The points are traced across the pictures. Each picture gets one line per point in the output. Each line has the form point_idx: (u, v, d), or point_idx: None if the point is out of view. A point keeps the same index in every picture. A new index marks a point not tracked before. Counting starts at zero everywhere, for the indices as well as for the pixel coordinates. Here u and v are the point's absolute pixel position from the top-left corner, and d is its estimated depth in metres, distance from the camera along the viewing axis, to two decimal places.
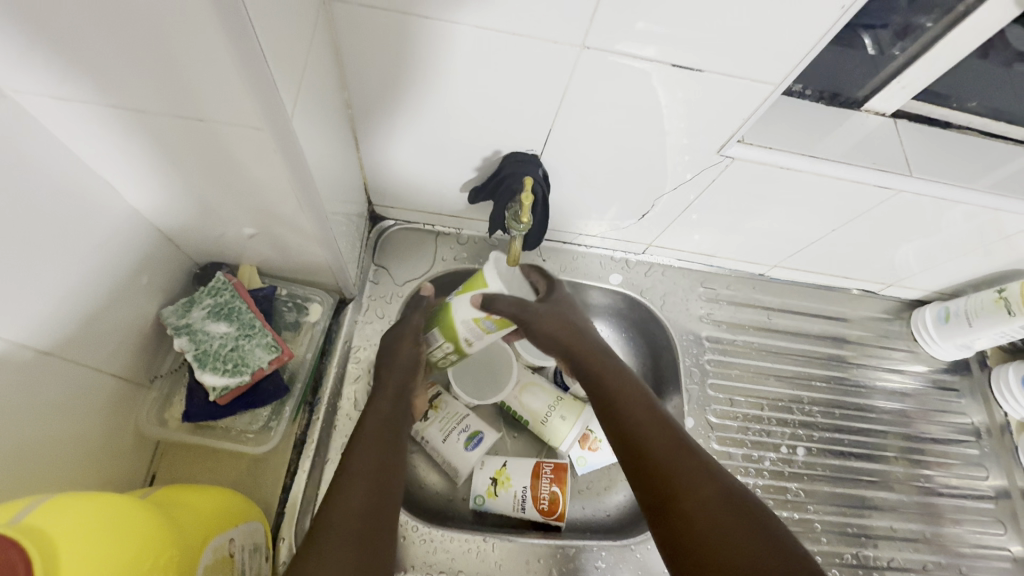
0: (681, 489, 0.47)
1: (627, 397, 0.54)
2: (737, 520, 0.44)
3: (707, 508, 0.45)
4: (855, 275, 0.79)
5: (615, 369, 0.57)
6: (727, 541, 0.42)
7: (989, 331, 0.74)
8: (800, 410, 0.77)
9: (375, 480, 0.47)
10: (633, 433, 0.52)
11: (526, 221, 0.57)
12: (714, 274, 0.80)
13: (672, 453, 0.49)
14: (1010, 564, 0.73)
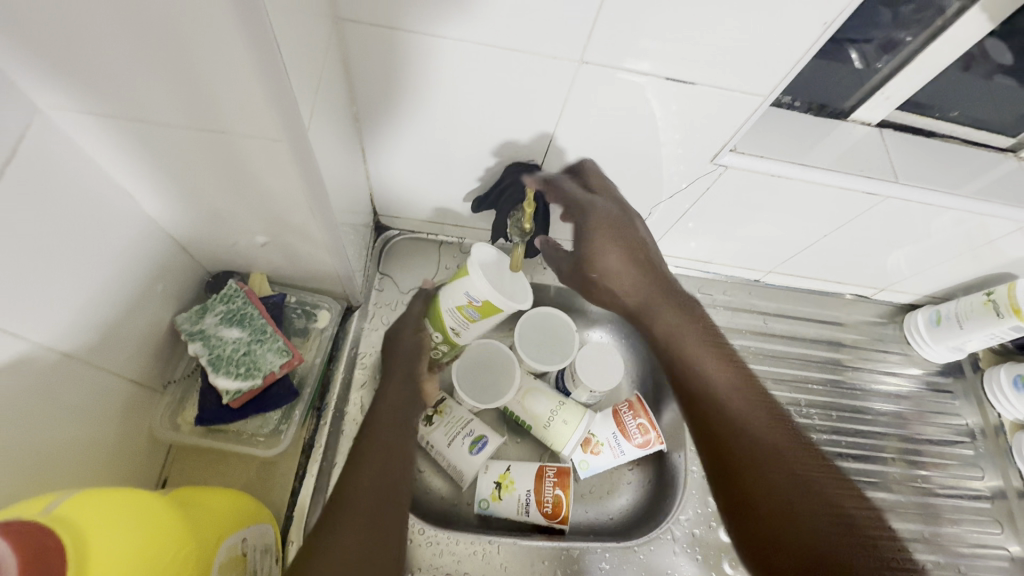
0: (748, 453, 0.51)
1: (697, 356, 0.59)
2: (830, 488, 0.50)
3: (790, 480, 0.49)
4: (848, 280, 0.81)
5: (696, 347, 0.60)
6: (827, 496, 0.49)
7: (979, 333, 0.75)
8: (798, 412, 0.78)
9: (382, 480, 0.51)
10: (736, 410, 0.55)
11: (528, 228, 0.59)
12: (711, 280, 0.82)
13: (749, 429, 0.53)
14: (1009, 564, 0.73)
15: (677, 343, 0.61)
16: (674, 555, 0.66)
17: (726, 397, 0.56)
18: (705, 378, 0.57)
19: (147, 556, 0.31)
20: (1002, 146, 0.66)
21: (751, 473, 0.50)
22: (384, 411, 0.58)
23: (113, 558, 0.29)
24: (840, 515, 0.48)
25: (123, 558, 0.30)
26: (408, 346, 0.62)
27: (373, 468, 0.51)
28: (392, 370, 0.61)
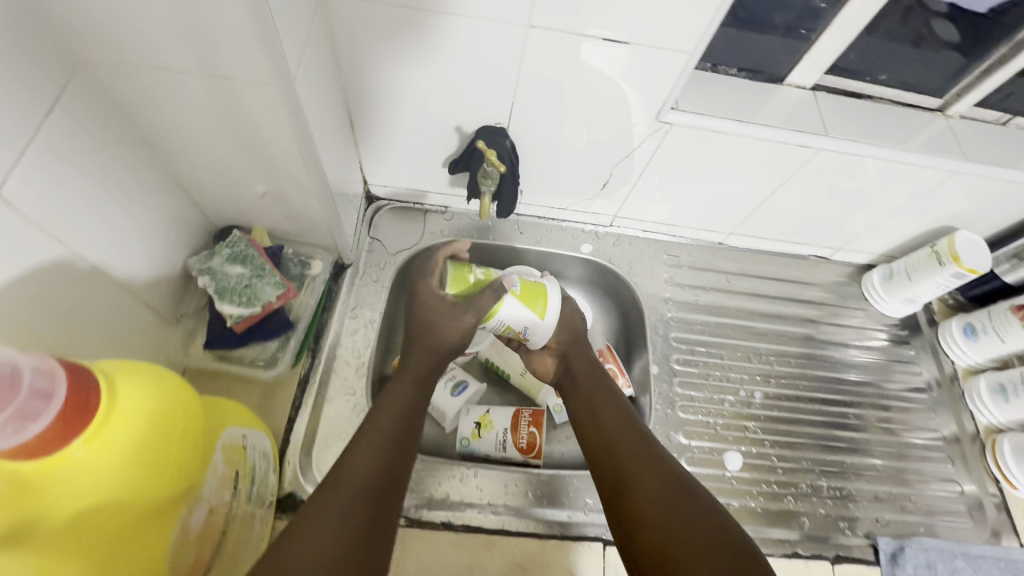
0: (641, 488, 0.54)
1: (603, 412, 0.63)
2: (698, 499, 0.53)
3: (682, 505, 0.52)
4: (805, 240, 0.87)
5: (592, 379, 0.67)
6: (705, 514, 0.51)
7: (928, 283, 0.81)
8: (758, 358, 0.83)
9: (377, 476, 0.50)
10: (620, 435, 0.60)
11: (500, 167, 0.66)
12: (677, 243, 0.89)
13: (648, 463, 0.56)
14: (959, 496, 0.76)
15: (591, 397, 0.65)
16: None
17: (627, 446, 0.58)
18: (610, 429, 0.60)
19: (172, 402, 0.39)
20: (931, 106, 0.73)
21: (644, 505, 0.53)
22: (395, 398, 0.57)
23: (139, 391, 0.36)
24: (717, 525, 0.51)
25: (150, 395, 0.37)
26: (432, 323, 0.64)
27: (373, 454, 0.51)
28: (412, 351, 0.63)
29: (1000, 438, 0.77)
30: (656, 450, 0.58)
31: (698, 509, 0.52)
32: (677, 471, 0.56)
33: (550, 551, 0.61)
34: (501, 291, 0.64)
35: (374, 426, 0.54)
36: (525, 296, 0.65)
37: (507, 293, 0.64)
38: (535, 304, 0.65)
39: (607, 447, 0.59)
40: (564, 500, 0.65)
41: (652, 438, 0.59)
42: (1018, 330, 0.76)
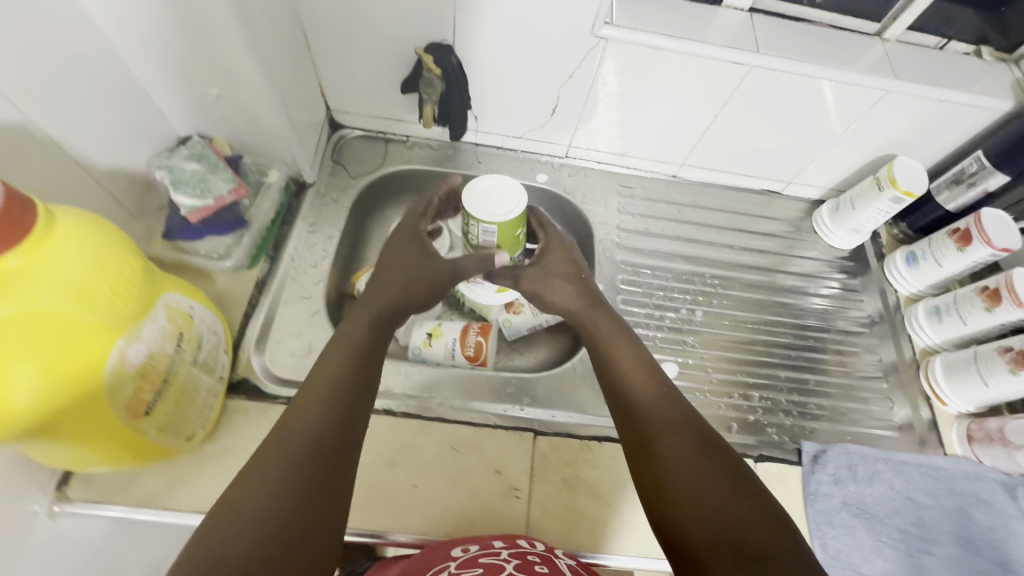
0: (662, 452, 0.51)
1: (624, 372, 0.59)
2: (716, 457, 0.49)
3: (705, 467, 0.48)
4: (755, 172, 0.90)
5: (612, 336, 0.64)
6: (724, 473, 0.48)
7: (869, 210, 0.83)
8: (702, 282, 0.87)
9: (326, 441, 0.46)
10: (641, 396, 0.56)
11: (436, 70, 0.72)
12: (631, 175, 0.92)
13: (668, 424, 0.53)
14: (888, 410, 0.80)
15: (614, 356, 0.62)
16: (572, 385, 0.72)
17: (645, 404, 0.55)
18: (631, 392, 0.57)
19: (110, 243, 0.44)
20: (870, 30, 0.75)
21: (664, 470, 0.50)
22: (334, 362, 0.53)
23: (73, 224, 0.42)
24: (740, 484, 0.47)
25: (85, 230, 0.42)
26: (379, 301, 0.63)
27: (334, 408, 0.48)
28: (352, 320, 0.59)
29: (934, 358, 0.80)
30: (682, 410, 0.54)
31: (725, 474, 0.48)
32: (705, 432, 0.52)
33: (482, 437, 0.66)
34: (485, 265, 0.70)
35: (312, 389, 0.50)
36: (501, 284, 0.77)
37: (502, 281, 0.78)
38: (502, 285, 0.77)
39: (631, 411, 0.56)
40: (501, 396, 0.70)
41: (677, 400, 0.55)
42: (954, 254, 0.79)
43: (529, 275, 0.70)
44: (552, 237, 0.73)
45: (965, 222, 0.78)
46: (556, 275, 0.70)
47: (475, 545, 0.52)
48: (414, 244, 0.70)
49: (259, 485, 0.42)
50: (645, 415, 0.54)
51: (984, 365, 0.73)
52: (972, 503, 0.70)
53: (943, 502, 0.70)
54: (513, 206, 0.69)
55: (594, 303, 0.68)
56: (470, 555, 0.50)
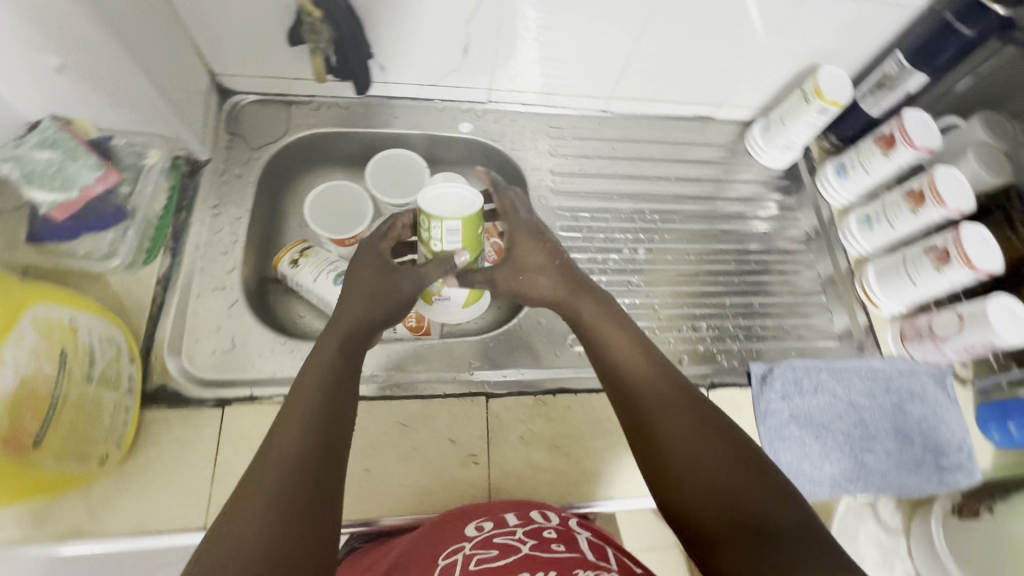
0: (667, 442, 0.49)
1: (616, 361, 0.54)
2: (720, 439, 0.48)
3: (716, 461, 0.47)
4: (684, 98, 0.87)
5: (595, 317, 0.57)
6: (730, 457, 0.47)
7: (798, 125, 0.83)
8: (643, 219, 0.85)
9: (319, 436, 0.44)
10: (635, 385, 0.52)
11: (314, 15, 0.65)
12: (560, 115, 0.87)
13: (673, 413, 0.50)
14: (826, 321, 0.82)
15: (605, 341, 0.56)
16: (520, 340, 0.71)
17: (642, 393, 0.52)
18: (629, 376, 0.53)
19: None
20: None
21: (675, 463, 0.48)
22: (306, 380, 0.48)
23: None
24: (744, 465, 0.46)
25: None
26: (345, 321, 0.53)
27: (303, 423, 0.44)
28: (332, 329, 0.52)
29: (867, 266, 0.82)
30: (683, 394, 0.51)
31: (731, 457, 0.47)
32: (707, 412, 0.50)
33: (430, 407, 0.63)
34: (447, 270, 0.57)
35: (299, 399, 0.46)
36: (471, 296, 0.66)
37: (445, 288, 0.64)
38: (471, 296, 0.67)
39: (630, 404, 0.52)
40: (451, 363, 0.68)
41: (676, 382, 0.52)
42: (880, 160, 0.79)
43: (498, 272, 0.60)
44: (511, 220, 0.61)
45: (890, 127, 0.78)
46: (530, 267, 0.59)
47: (490, 522, 0.50)
48: (376, 263, 0.57)
49: (241, 514, 0.39)
50: (643, 406, 0.51)
51: (911, 267, 0.75)
52: (906, 398, 0.74)
53: (880, 400, 0.74)
54: (471, 202, 0.56)
55: (576, 288, 0.59)
56: (486, 534, 0.48)
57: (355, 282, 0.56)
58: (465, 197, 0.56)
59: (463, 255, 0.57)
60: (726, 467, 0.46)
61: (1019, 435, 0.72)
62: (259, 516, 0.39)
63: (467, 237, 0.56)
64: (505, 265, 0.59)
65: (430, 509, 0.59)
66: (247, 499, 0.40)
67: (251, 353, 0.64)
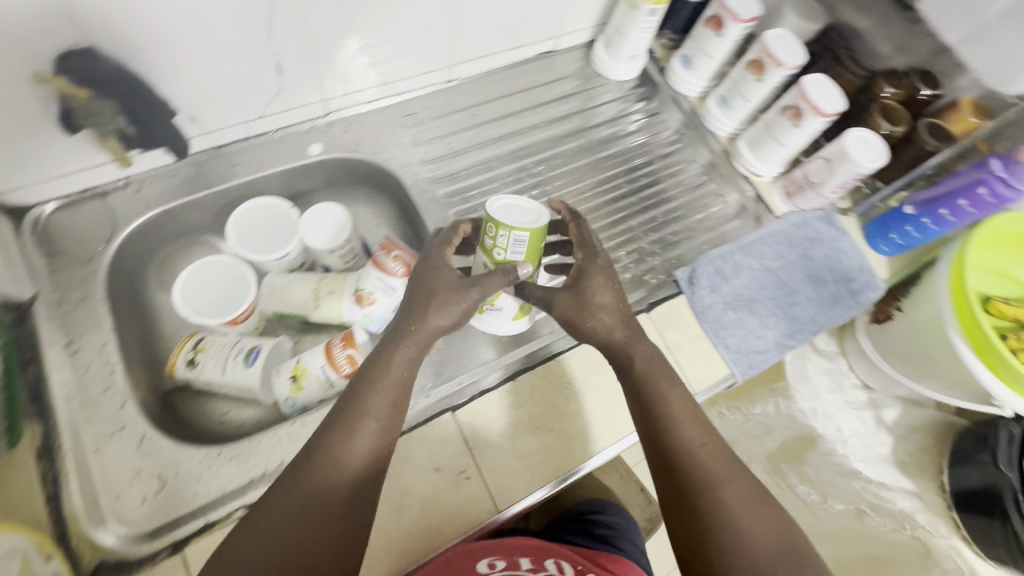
0: (705, 502, 0.53)
1: (674, 415, 0.57)
2: (757, 512, 0.53)
3: (753, 537, 0.52)
4: (521, 42, 0.85)
5: (653, 371, 0.60)
6: (761, 530, 0.52)
7: (635, 32, 0.83)
8: (528, 175, 0.85)
9: (358, 468, 0.51)
10: (688, 442, 0.56)
11: (81, 93, 0.55)
12: (408, 101, 0.82)
13: (717, 478, 0.54)
14: (720, 205, 0.87)
15: (659, 395, 0.59)
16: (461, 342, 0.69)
17: (693, 449, 0.56)
18: (684, 445, 0.56)
19: None
20: None
21: (710, 524, 0.52)
22: (364, 416, 0.53)
23: None
24: (776, 544, 0.52)
25: None
26: (398, 367, 0.56)
27: (350, 453, 0.51)
28: (404, 336, 0.57)
29: (738, 142, 0.87)
30: (728, 461, 0.56)
31: (766, 533, 0.52)
32: (749, 484, 0.55)
33: (403, 446, 0.60)
34: (508, 279, 0.59)
35: (360, 412, 0.53)
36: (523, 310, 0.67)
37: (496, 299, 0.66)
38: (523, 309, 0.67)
39: (677, 457, 0.55)
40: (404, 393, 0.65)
41: (726, 451, 0.56)
42: (715, 41, 0.82)
43: (562, 302, 0.62)
44: (590, 255, 0.64)
45: (714, 8, 0.80)
46: (595, 303, 0.61)
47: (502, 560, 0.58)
48: (447, 272, 0.60)
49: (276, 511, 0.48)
50: (695, 460, 0.55)
51: (774, 131, 0.79)
52: (808, 246, 0.82)
53: (790, 257, 0.81)
54: (538, 216, 0.60)
55: (633, 333, 0.61)
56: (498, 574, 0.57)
57: (423, 284, 0.60)
58: (529, 207, 0.61)
59: (525, 267, 0.60)
60: (759, 543, 0.51)
61: (902, 240, 0.80)
62: (298, 504, 0.49)
63: (531, 246, 0.60)
64: (571, 297, 0.61)
65: (445, 542, 0.57)
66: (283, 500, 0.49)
67: (187, 481, 0.56)
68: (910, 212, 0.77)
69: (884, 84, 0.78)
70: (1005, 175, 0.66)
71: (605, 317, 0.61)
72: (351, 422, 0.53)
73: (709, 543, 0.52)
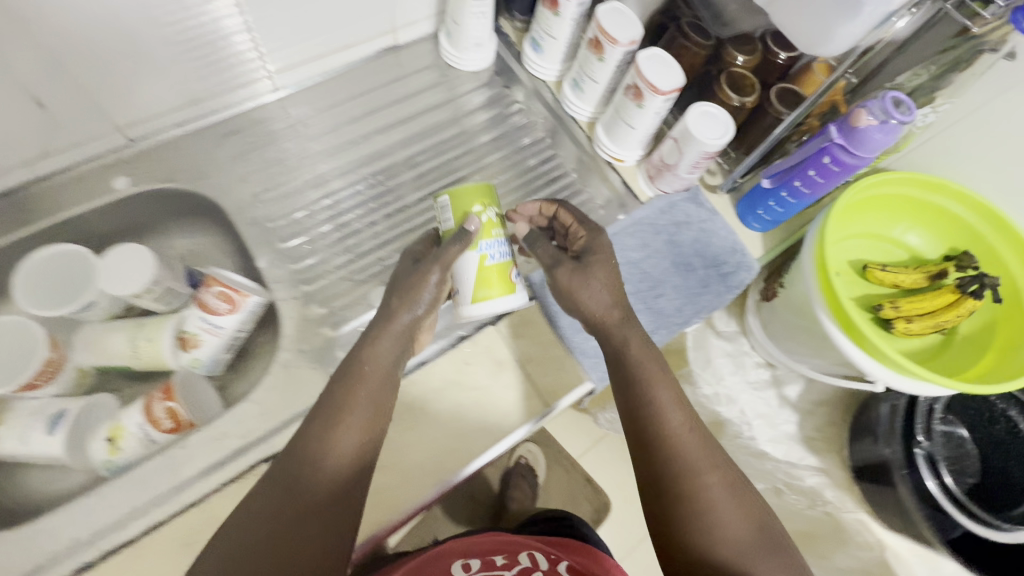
0: (692, 491, 0.54)
1: (664, 404, 0.57)
2: (739, 497, 0.54)
3: (737, 525, 0.53)
4: (349, 42, 0.78)
5: (644, 357, 0.58)
6: (743, 516, 0.54)
7: (469, 18, 0.77)
8: (368, 186, 0.79)
9: (345, 458, 0.53)
10: (676, 430, 0.56)
11: None
12: (228, 118, 0.75)
13: (704, 468, 0.54)
14: (580, 198, 0.83)
15: (650, 383, 0.57)
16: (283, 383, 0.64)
17: (681, 438, 0.55)
18: (672, 434, 0.56)
19: None
20: None
21: (692, 513, 0.53)
22: (348, 411, 0.54)
23: None
24: (755, 529, 0.53)
25: None
26: (375, 362, 0.56)
27: (334, 444, 0.53)
28: (379, 330, 0.57)
29: (596, 127, 0.81)
30: (715, 451, 0.56)
31: (748, 520, 0.54)
32: (733, 474, 0.56)
33: (217, 502, 0.57)
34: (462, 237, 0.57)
35: (343, 405, 0.54)
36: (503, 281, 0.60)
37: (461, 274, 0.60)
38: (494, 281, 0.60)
39: (665, 444, 0.55)
40: (217, 446, 0.60)
41: (713, 441, 0.57)
42: (554, 21, 0.75)
43: (566, 270, 0.60)
44: (594, 235, 0.64)
45: None
46: (597, 278, 0.60)
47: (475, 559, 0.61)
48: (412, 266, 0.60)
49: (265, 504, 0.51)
50: (682, 449, 0.55)
51: (622, 113, 0.74)
52: (676, 231, 0.77)
53: (655, 245, 0.76)
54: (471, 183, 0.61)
55: (625, 317, 0.60)
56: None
57: (396, 277, 0.60)
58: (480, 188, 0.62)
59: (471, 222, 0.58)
60: (740, 529, 0.53)
61: (770, 217, 0.76)
62: (284, 498, 0.51)
63: (471, 203, 0.59)
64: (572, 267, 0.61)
65: (374, 530, 0.59)
66: (275, 492, 0.51)
67: None
68: (769, 185, 0.72)
69: (732, 51, 0.72)
70: (845, 141, 0.61)
71: (602, 300, 0.59)
72: (337, 415, 0.54)
73: (690, 528, 0.53)
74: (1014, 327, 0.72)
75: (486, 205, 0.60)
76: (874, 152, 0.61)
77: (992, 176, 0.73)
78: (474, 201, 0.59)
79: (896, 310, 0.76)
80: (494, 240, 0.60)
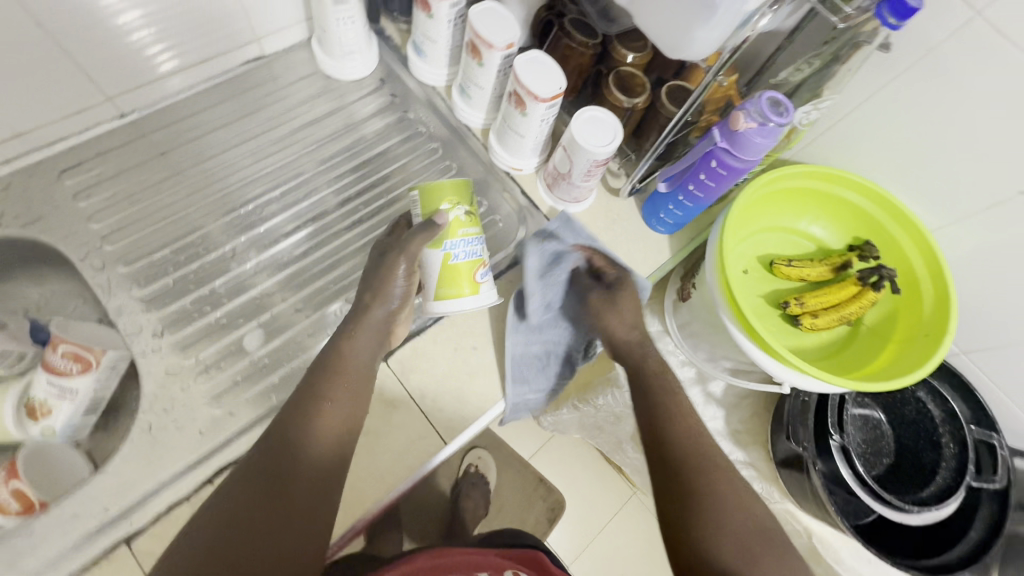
0: (704, 497, 0.55)
1: (681, 419, 0.60)
2: (748, 503, 0.56)
3: (745, 529, 0.54)
4: (202, 57, 0.71)
5: (666, 376, 0.62)
6: (753, 520, 0.55)
7: (335, 24, 0.70)
8: (239, 217, 0.71)
9: (322, 453, 0.52)
10: (692, 440, 0.59)
11: None
12: (68, 149, 0.67)
13: (716, 477, 0.57)
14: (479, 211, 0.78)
15: (669, 399, 0.61)
16: (139, 451, 0.57)
17: (696, 449, 0.58)
18: (688, 444, 0.58)
19: None
20: None
21: (702, 518, 0.54)
22: (327, 405, 0.53)
23: None
24: (762, 534, 0.55)
25: None
26: (354, 355, 0.57)
27: (311, 439, 0.52)
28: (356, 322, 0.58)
29: (490, 134, 0.76)
30: (728, 464, 0.59)
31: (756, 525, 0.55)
32: (742, 484, 0.58)
33: None
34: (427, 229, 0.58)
35: (323, 398, 0.54)
36: (464, 281, 0.59)
37: (427, 270, 0.60)
38: (457, 282, 0.59)
39: (679, 454, 0.58)
40: (61, 534, 0.53)
41: (725, 455, 0.59)
42: (429, 23, 0.70)
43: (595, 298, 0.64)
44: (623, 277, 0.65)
45: None
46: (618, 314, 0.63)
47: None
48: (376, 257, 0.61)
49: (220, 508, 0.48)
50: (696, 458, 0.58)
51: (509, 121, 0.69)
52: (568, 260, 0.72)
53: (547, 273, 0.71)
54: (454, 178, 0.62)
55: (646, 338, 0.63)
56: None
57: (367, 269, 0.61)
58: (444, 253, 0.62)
59: (440, 216, 0.58)
60: (747, 533, 0.54)
61: (672, 221, 0.73)
62: (245, 502, 0.48)
63: (441, 198, 0.59)
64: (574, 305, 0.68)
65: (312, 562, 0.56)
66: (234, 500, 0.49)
67: None
68: (666, 190, 0.70)
69: (620, 49, 0.68)
70: (728, 145, 0.59)
71: (625, 326, 0.63)
72: (316, 406, 0.53)
73: (699, 532, 0.54)
74: (912, 315, 0.72)
75: (454, 202, 0.59)
76: (757, 156, 0.59)
77: (887, 164, 0.72)
78: (443, 198, 0.59)
79: (802, 306, 0.73)
80: (461, 238, 0.59)
